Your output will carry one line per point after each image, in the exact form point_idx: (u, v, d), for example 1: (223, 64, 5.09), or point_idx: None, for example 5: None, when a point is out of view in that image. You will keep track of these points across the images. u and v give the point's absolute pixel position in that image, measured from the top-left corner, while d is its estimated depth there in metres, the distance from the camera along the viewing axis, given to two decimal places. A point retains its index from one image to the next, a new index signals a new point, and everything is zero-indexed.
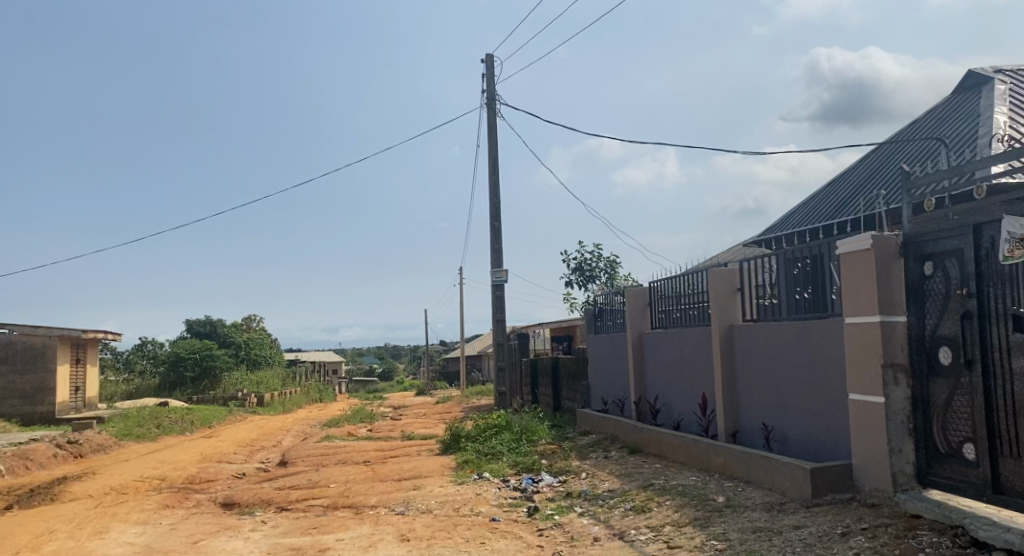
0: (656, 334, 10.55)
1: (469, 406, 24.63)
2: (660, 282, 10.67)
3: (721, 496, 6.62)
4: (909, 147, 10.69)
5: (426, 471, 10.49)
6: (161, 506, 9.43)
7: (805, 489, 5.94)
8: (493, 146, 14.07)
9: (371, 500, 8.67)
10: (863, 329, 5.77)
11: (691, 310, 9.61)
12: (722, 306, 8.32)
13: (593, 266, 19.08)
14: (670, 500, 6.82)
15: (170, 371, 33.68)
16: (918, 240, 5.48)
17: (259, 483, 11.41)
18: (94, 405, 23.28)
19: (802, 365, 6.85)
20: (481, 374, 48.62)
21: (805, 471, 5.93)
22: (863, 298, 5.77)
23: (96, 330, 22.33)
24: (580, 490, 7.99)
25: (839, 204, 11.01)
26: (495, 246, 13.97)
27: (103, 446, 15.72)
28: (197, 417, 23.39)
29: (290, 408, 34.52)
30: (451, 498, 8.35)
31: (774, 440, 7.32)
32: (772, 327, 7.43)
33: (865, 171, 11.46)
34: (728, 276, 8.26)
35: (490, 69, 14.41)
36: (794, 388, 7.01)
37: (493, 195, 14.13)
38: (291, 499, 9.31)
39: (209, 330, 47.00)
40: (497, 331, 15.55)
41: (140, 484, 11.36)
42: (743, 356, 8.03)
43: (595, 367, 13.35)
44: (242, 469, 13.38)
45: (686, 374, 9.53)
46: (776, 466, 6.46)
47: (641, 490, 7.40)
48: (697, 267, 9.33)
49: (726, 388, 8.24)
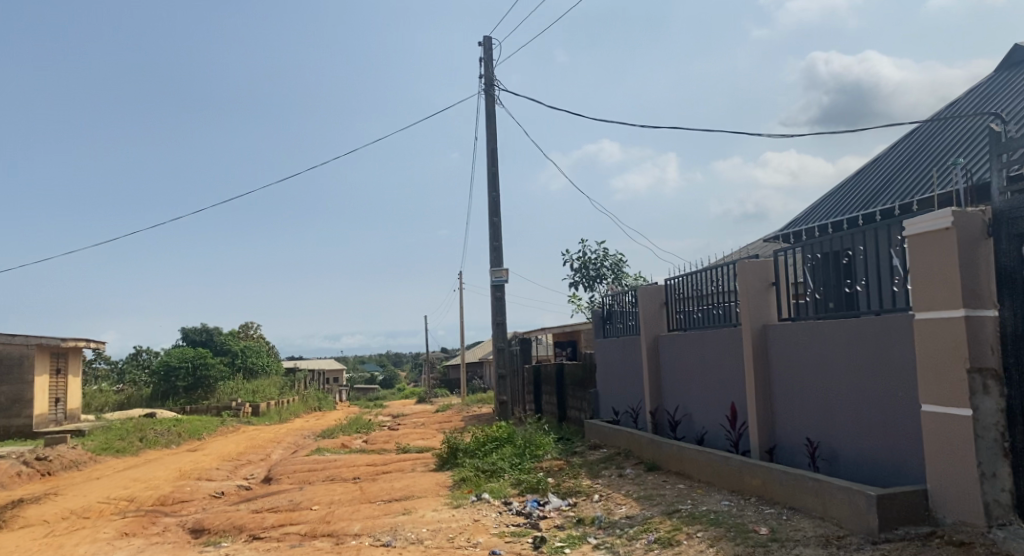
0: (674, 337, 9.52)
1: (470, 414, 23.55)
2: (678, 279, 9.62)
3: (764, 527, 5.54)
4: (952, 129, 9.70)
5: (419, 490, 9.47)
6: (119, 534, 8.40)
7: (870, 521, 4.88)
8: (492, 135, 13.08)
9: (354, 527, 7.62)
10: (941, 326, 4.74)
11: (715, 310, 8.54)
12: (754, 303, 7.26)
13: (597, 266, 18.06)
14: (701, 531, 5.76)
15: (163, 380, 32.67)
16: (1014, 216, 4.49)
17: (236, 505, 10.39)
18: (75, 417, 22.22)
19: (856, 371, 5.82)
20: (484, 381, 47.43)
21: (869, 498, 4.88)
22: (940, 288, 4.74)
23: (77, 339, 21.29)
24: (594, 516, 6.93)
25: (875, 192, 10.03)
26: (495, 244, 12.95)
27: (76, 463, 14.65)
28: (185, 429, 22.32)
29: (286, 418, 33.43)
30: (445, 525, 7.29)
31: (820, 458, 6.29)
32: (818, 327, 6.38)
33: (900, 157, 10.45)
34: (761, 268, 7.21)
35: (487, 52, 13.44)
36: (846, 398, 5.97)
37: (492, 190, 13.12)
38: (266, 525, 8.26)
39: (204, 339, 45.76)
40: (497, 335, 14.52)
41: (104, 507, 10.32)
42: (780, 361, 6.99)
43: (605, 374, 12.30)
44: (221, 488, 12.32)
45: (710, 382, 8.48)
46: (829, 491, 5.41)
47: (665, 518, 6.34)
48: (721, 260, 8.26)
49: (760, 397, 7.21)
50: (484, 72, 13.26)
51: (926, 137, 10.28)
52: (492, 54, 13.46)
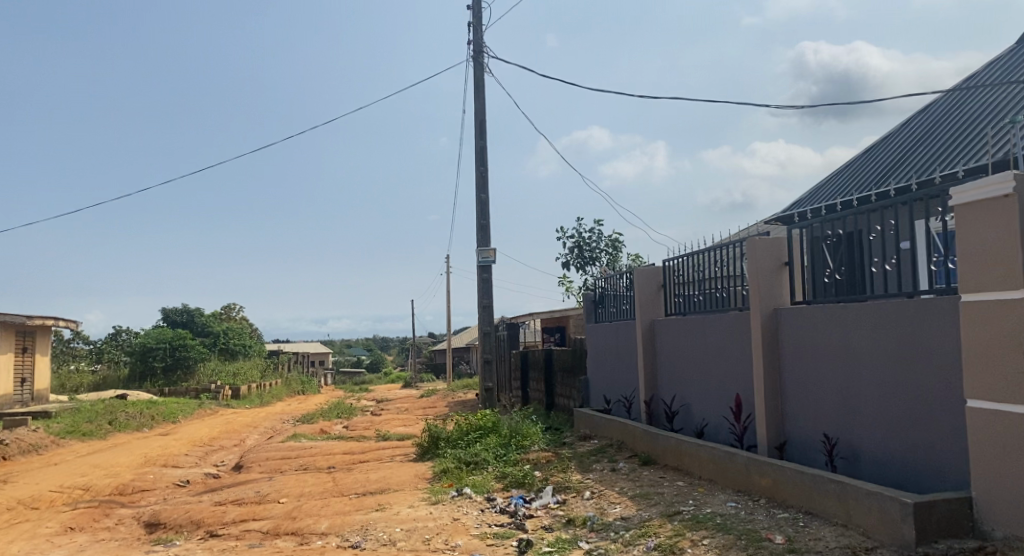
0: (673, 322, 8.86)
1: (455, 400, 22.91)
2: (678, 261, 8.92)
3: (779, 535, 4.89)
4: (972, 103, 9.08)
5: (396, 483, 8.78)
6: (64, 529, 7.64)
7: (905, 532, 4.23)
8: (480, 106, 12.30)
9: (321, 525, 6.91)
10: (996, 311, 4.09)
11: (717, 293, 7.88)
12: (765, 285, 6.58)
13: (593, 246, 17.36)
14: (708, 538, 5.10)
15: (140, 360, 31.76)
16: None
17: (198, 496, 9.66)
18: (43, 399, 21.33)
19: (883, 360, 5.17)
20: (471, 366, 46.72)
21: (905, 505, 4.23)
22: (996, 266, 4.09)
23: (44, 317, 20.34)
24: (585, 516, 6.27)
25: (890, 167, 9.39)
26: (482, 222, 12.21)
27: (36, 447, 13.85)
28: (159, 412, 21.49)
29: (267, 401, 32.59)
30: (421, 525, 6.60)
31: (837, 457, 5.67)
32: (838, 310, 5.70)
33: (914, 133, 9.82)
34: (773, 245, 6.54)
35: (477, 16, 12.62)
36: (871, 390, 5.32)
37: (479, 164, 12.36)
38: (226, 521, 7.52)
39: (185, 319, 44.67)
40: (483, 318, 13.82)
41: (55, 497, 9.57)
42: (793, 348, 6.32)
43: (596, 361, 11.63)
44: (187, 476, 11.57)
45: (713, 371, 7.82)
46: (853, 495, 4.77)
47: (665, 521, 5.68)
48: (726, 239, 7.60)
49: (769, 386, 6.57)
50: (473, 38, 12.45)
51: (942, 112, 9.66)
52: (481, 19, 12.65)
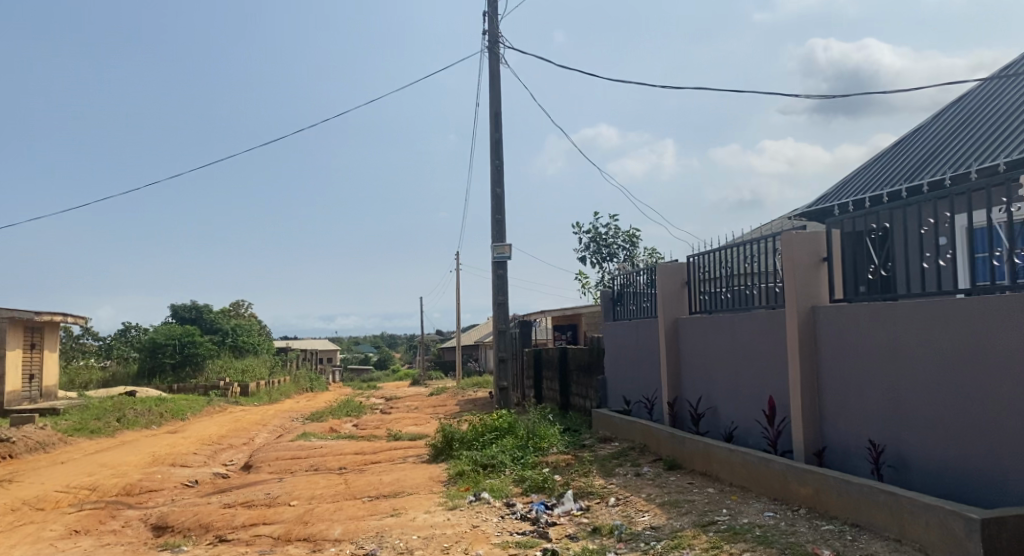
0: (698, 321, 8.52)
1: (466, 398, 22.62)
2: (703, 257, 8.57)
3: (827, 550, 4.55)
4: (1012, 93, 8.73)
5: (410, 485, 8.49)
6: (69, 532, 7.39)
7: (971, 551, 3.90)
8: (496, 97, 11.98)
9: (334, 531, 6.62)
10: None
11: (747, 291, 7.53)
12: (802, 282, 6.23)
13: (609, 241, 17.02)
14: (748, 552, 4.76)
15: (149, 356, 31.61)
16: None
17: (207, 497, 9.39)
18: (52, 395, 21.16)
19: (937, 362, 4.83)
20: (481, 364, 46.46)
21: (971, 521, 3.90)
22: None
23: (52, 314, 20.15)
24: (612, 525, 5.95)
25: (925, 158, 9.04)
26: (498, 217, 11.90)
27: (43, 445, 13.64)
28: (168, 409, 21.28)
29: (276, 399, 32.38)
30: (440, 532, 6.30)
31: (884, 464, 5.34)
32: (884, 308, 5.36)
33: (948, 124, 9.47)
34: (811, 240, 6.18)
35: (492, 6, 12.30)
36: (923, 394, 4.97)
37: (495, 158, 12.04)
38: (235, 525, 7.25)
39: (194, 316, 44.57)
40: (497, 316, 13.51)
41: (60, 497, 9.33)
42: (833, 349, 5.98)
43: (614, 360, 11.31)
44: (195, 476, 11.32)
45: (742, 372, 7.48)
46: (908, 508, 4.43)
47: (699, 532, 5.35)
48: (756, 234, 7.24)
49: (806, 389, 6.23)
50: (488, 28, 12.13)
51: (978, 103, 9.30)
52: (497, 8, 12.32)
